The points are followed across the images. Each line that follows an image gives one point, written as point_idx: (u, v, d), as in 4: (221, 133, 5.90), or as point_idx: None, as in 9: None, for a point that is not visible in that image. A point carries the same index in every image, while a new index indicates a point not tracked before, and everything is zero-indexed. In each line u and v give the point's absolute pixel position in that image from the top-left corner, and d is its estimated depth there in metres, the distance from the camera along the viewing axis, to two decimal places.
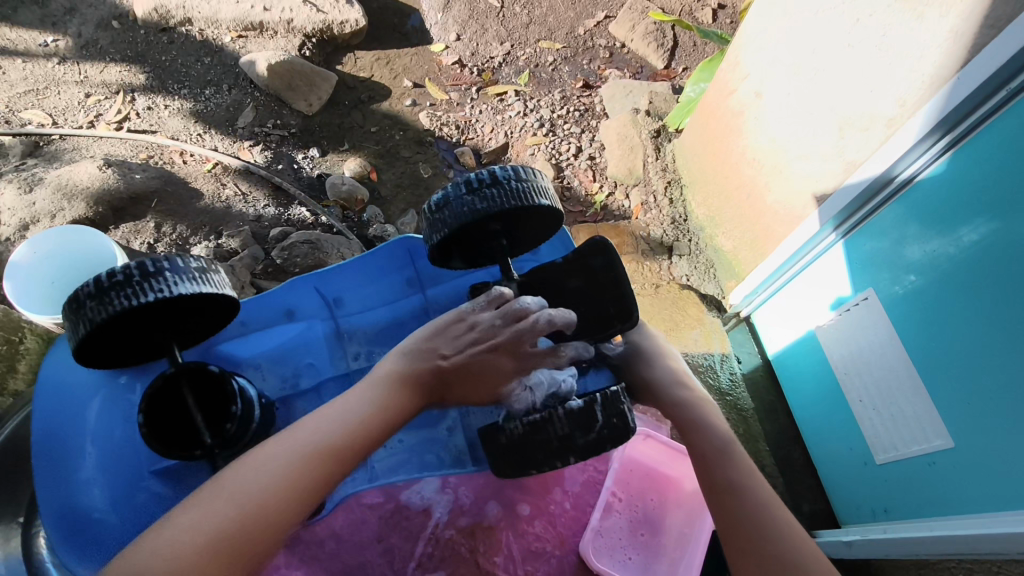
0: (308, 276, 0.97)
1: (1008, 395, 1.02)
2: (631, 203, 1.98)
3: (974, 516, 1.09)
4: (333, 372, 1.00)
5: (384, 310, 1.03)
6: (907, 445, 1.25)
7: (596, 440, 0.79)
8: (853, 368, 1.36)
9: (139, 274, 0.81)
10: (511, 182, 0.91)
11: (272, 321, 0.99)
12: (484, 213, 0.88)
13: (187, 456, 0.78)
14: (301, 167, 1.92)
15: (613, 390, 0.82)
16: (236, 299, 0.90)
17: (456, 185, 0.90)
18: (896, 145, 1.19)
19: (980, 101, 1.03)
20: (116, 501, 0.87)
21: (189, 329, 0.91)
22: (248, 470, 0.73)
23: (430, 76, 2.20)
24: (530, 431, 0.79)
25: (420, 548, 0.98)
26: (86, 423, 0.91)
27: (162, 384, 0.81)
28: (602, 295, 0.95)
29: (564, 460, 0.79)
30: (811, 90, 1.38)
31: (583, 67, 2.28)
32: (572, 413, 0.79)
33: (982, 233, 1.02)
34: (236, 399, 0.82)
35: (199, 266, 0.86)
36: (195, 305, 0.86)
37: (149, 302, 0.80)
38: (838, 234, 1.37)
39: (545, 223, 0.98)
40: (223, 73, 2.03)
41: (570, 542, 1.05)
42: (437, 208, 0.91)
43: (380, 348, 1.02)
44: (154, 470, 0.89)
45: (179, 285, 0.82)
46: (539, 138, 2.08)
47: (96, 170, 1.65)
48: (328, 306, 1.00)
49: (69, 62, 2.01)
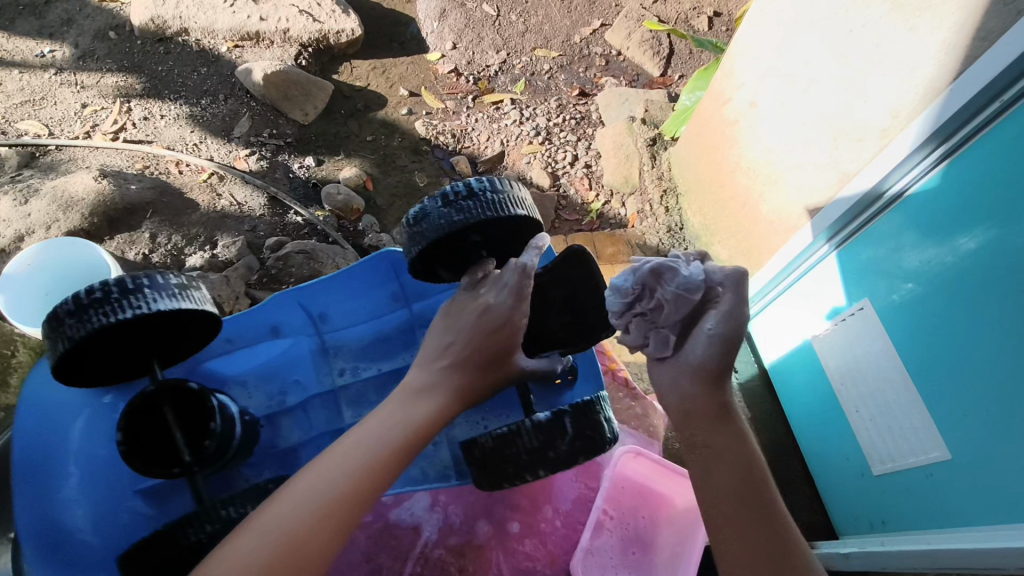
0: (290, 291, 0.95)
1: (1012, 405, 1.00)
2: (627, 211, 1.98)
3: (972, 529, 1.09)
4: (320, 388, 0.99)
5: (368, 325, 1.02)
6: (903, 457, 1.24)
7: (567, 452, 0.82)
8: (849, 377, 1.36)
9: (118, 291, 0.80)
10: (488, 194, 0.88)
11: (256, 338, 0.98)
12: (462, 225, 0.85)
13: (163, 474, 0.78)
14: (296, 176, 1.91)
15: (586, 402, 0.86)
16: (219, 315, 0.88)
17: (433, 199, 0.87)
18: (891, 156, 1.19)
19: (973, 112, 1.02)
20: (98, 519, 0.87)
21: (173, 348, 0.90)
22: (271, 525, 0.68)
23: (426, 84, 2.20)
24: (499, 444, 0.80)
25: (409, 567, 0.98)
26: (69, 442, 0.90)
27: (140, 403, 0.80)
28: (580, 303, 0.96)
29: (535, 472, 0.81)
30: (804, 102, 1.38)
31: (579, 75, 2.28)
32: (541, 425, 0.82)
33: (978, 242, 1.02)
34: (215, 416, 0.80)
35: (180, 282, 0.84)
36: (176, 323, 0.84)
37: (125, 320, 0.79)
38: (832, 245, 1.37)
39: (525, 235, 0.96)
40: (219, 83, 2.03)
41: (561, 561, 1.02)
42: (415, 222, 0.87)
43: (365, 362, 1.02)
44: (137, 489, 0.90)
45: (157, 301, 0.81)
46: (535, 146, 2.08)
47: (92, 181, 1.66)
48: (313, 321, 1.00)
49: (65, 72, 2.01)
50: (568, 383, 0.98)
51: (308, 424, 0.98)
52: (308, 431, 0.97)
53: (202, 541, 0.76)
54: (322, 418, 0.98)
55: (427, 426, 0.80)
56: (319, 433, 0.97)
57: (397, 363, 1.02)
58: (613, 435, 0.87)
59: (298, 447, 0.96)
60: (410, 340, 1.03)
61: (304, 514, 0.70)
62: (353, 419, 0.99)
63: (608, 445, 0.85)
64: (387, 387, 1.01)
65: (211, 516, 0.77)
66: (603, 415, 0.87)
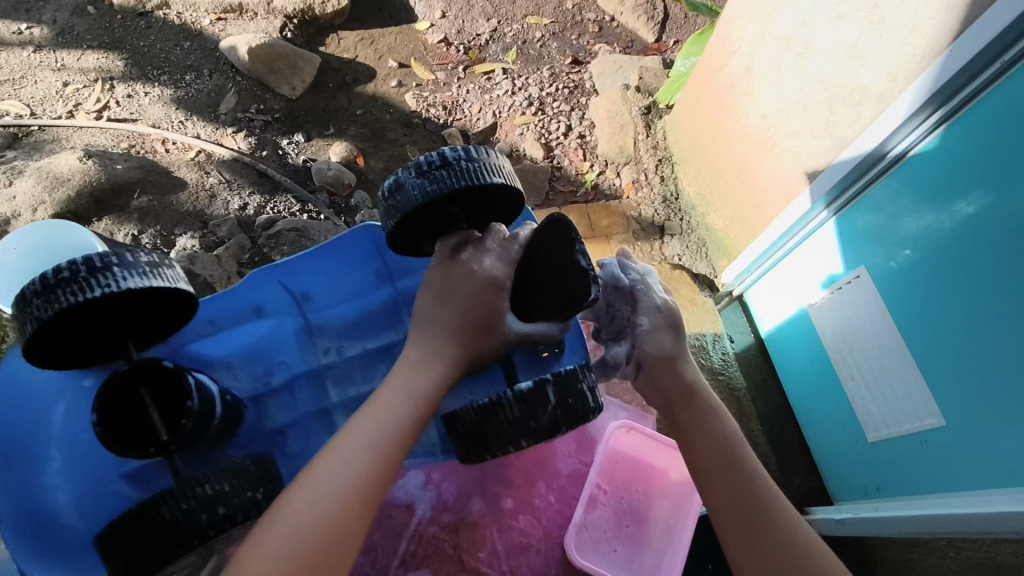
0: (269, 269, 0.90)
1: (1010, 370, 1.00)
2: (622, 181, 1.95)
3: (967, 494, 1.10)
4: (305, 367, 0.98)
5: (352, 304, 1.00)
6: (898, 424, 1.24)
7: (549, 422, 0.78)
8: (844, 346, 1.35)
9: (85, 269, 0.74)
10: (462, 162, 0.83)
11: (239, 319, 0.94)
12: (435, 196, 0.81)
13: (140, 454, 0.75)
14: (286, 152, 1.89)
15: (568, 370, 0.81)
16: (195, 293, 0.84)
17: (407, 170, 0.83)
18: (888, 120, 1.16)
19: (975, 73, 0.99)
20: (83, 504, 0.87)
21: (149, 327, 0.85)
22: (301, 512, 0.66)
23: (415, 55, 2.15)
24: (481, 415, 0.78)
25: (403, 545, 1.00)
26: (50, 427, 0.88)
27: (117, 384, 0.76)
28: (562, 268, 0.84)
29: (516, 443, 0.78)
30: (801, 67, 1.35)
31: (572, 42, 2.23)
32: (523, 396, 0.77)
33: (978, 207, 1.01)
34: (192, 394, 0.77)
35: (151, 260, 0.79)
36: (148, 302, 0.80)
37: (94, 299, 0.73)
38: (830, 211, 1.35)
39: (505, 201, 0.90)
40: (204, 58, 1.98)
41: (555, 536, 1.06)
42: (391, 194, 0.84)
43: (349, 341, 1.01)
44: (123, 473, 0.89)
45: (126, 279, 0.75)
46: (528, 117, 2.04)
47: (77, 162, 1.62)
48: (296, 301, 0.97)
49: (44, 49, 1.96)
50: (555, 358, 0.93)
51: (293, 404, 0.97)
52: (293, 412, 0.97)
53: (178, 520, 0.71)
54: (308, 397, 0.98)
55: (432, 399, 0.79)
56: (305, 412, 0.97)
57: (381, 341, 1.02)
58: (597, 402, 0.83)
59: (285, 428, 0.96)
60: (395, 318, 1.02)
61: (336, 496, 0.68)
62: (340, 398, 0.99)
63: (593, 414, 0.81)
64: (373, 365, 1.01)
65: (186, 493, 0.72)
66: (586, 383, 0.82)
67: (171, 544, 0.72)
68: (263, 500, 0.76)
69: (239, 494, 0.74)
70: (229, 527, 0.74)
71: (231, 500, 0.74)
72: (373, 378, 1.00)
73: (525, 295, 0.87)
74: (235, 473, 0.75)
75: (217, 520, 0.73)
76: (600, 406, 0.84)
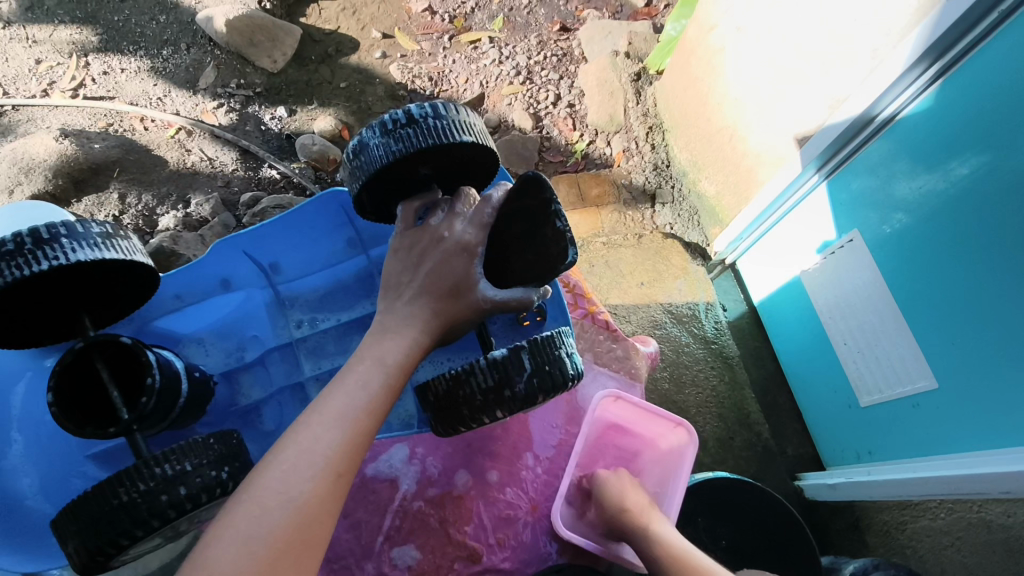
0: (234, 239, 0.89)
1: (1012, 333, 0.98)
2: (612, 150, 1.91)
3: (961, 456, 1.09)
4: (277, 342, 0.95)
5: (324, 274, 0.98)
6: (891, 388, 1.24)
7: (526, 390, 0.75)
8: (837, 311, 1.33)
9: (31, 241, 0.70)
10: (429, 120, 0.80)
11: (207, 293, 0.92)
12: (400, 156, 0.78)
13: (98, 434, 0.69)
14: (268, 128, 1.83)
15: (544, 336, 0.79)
16: (152, 265, 0.81)
17: (372, 129, 0.80)
18: (881, 77, 1.11)
19: (971, 25, 0.95)
20: (48, 487, 0.84)
21: (107, 302, 0.82)
22: (270, 491, 0.64)
23: (399, 25, 2.06)
24: (453, 385, 0.76)
25: (388, 521, 1.00)
26: (10, 408, 0.85)
27: (72, 359, 0.73)
28: (541, 233, 0.78)
29: (492, 414, 0.76)
30: (791, 24, 1.30)
31: (559, 8, 2.14)
32: (496, 363, 0.75)
33: (975, 169, 0.98)
34: (152, 371, 0.73)
35: (103, 232, 0.76)
36: (102, 275, 0.76)
37: (43, 272, 0.69)
38: (821, 176, 1.32)
39: (477, 160, 0.87)
40: (180, 31, 1.91)
41: (542, 507, 1.06)
42: (356, 156, 0.81)
43: (323, 314, 0.98)
44: (89, 454, 0.86)
45: (77, 251, 0.71)
46: (516, 87, 1.98)
47: (53, 142, 1.61)
48: (264, 273, 0.94)
49: (14, 26, 1.88)
50: (537, 324, 0.92)
51: (268, 380, 0.95)
52: (268, 387, 0.94)
53: (134, 501, 0.68)
54: (281, 372, 0.95)
55: (401, 367, 0.77)
56: (279, 387, 0.94)
57: (356, 312, 0.98)
58: (577, 369, 0.80)
59: (261, 404, 0.94)
60: (370, 287, 0.98)
61: (312, 472, 0.67)
62: (314, 371, 0.95)
63: (572, 383, 0.78)
64: (347, 337, 0.97)
65: (143, 473, 0.69)
66: (564, 350, 0.79)
67: (129, 527, 0.68)
68: (227, 480, 0.72)
69: (201, 473, 0.71)
70: (192, 508, 0.70)
71: (193, 479, 0.70)
72: (347, 350, 0.97)
73: (504, 261, 0.82)
74: (198, 451, 0.72)
75: (178, 501, 0.69)
76: (581, 374, 0.81)
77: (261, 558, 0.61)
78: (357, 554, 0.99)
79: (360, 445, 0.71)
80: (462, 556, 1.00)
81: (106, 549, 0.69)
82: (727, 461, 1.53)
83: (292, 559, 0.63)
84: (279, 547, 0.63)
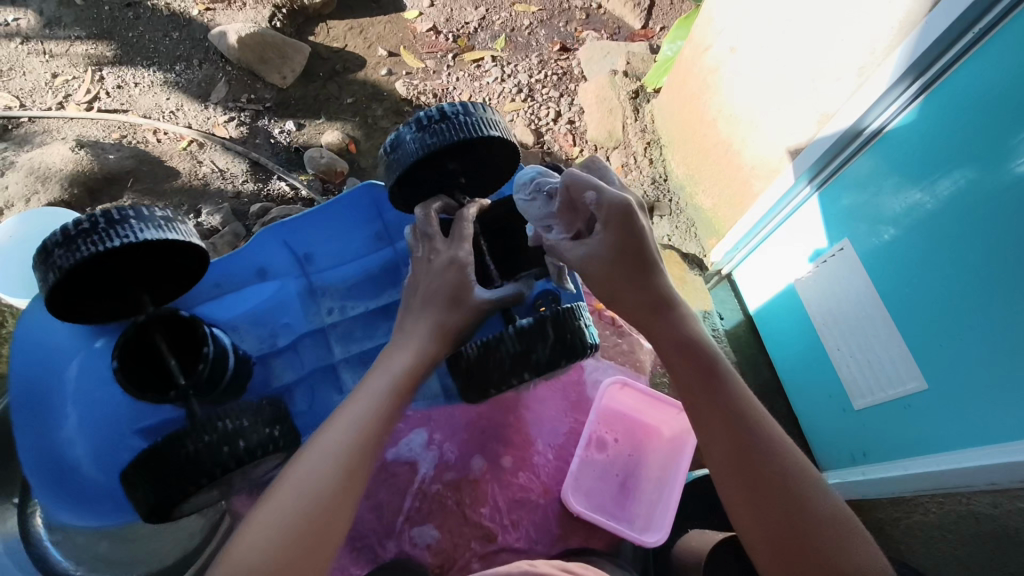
0: (273, 230, 0.92)
1: (1005, 335, 1.02)
2: (611, 165, 1.98)
3: (948, 455, 1.16)
4: (309, 327, 1.01)
5: (354, 265, 1.02)
6: (883, 390, 1.29)
7: (549, 356, 0.83)
8: (830, 319, 1.39)
9: (104, 221, 0.77)
10: (460, 116, 0.87)
11: (244, 282, 0.98)
12: (435, 148, 0.84)
13: (160, 399, 0.77)
14: (278, 141, 1.89)
15: (563, 309, 0.86)
16: (205, 248, 0.87)
17: (408, 126, 0.87)
18: (869, 92, 1.18)
19: (948, 45, 1.02)
20: (101, 459, 0.92)
21: (162, 279, 0.88)
22: (291, 492, 0.69)
23: (405, 44, 2.13)
24: (484, 352, 0.81)
25: (408, 502, 1.06)
26: (66, 383, 0.92)
27: (134, 333, 0.81)
28: None
29: (520, 376, 0.83)
30: (783, 42, 1.38)
31: (560, 29, 2.22)
32: (522, 330, 0.82)
33: (958, 184, 1.04)
34: (208, 342, 0.80)
35: (165, 215, 0.82)
36: (163, 254, 0.82)
37: (114, 249, 0.76)
38: (813, 187, 1.38)
39: (502, 155, 0.94)
40: (193, 48, 1.97)
41: (554, 490, 1.11)
42: (393, 150, 0.88)
43: (352, 301, 1.03)
44: (138, 428, 0.92)
45: (144, 231, 0.78)
46: (518, 104, 2.06)
47: (69, 152, 1.67)
48: (298, 263, 0.99)
49: (31, 41, 1.94)
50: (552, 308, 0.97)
51: (299, 363, 1.01)
52: (300, 370, 1.01)
53: (200, 451, 0.75)
54: (313, 356, 1.02)
55: (410, 379, 0.80)
56: (310, 370, 1.01)
57: (383, 300, 1.03)
58: (590, 343, 0.88)
59: (292, 386, 1.00)
60: (395, 278, 1.04)
61: (328, 471, 0.71)
62: (343, 355, 1.02)
63: (587, 351, 0.86)
64: (373, 324, 1.03)
65: (207, 427, 0.76)
66: (581, 322, 0.87)
67: (195, 474, 0.76)
68: (278, 436, 0.80)
69: (257, 430, 0.79)
70: (250, 460, 0.78)
71: (250, 434, 0.78)
72: (373, 336, 1.03)
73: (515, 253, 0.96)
74: (255, 411, 0.81)
75: (239, 452, 0.77)
76: (594, 348, 0.89)
77: (283, 549, 0.66)
78: (379, 533, 1.04)
79: (372, 446, 0.75)
80: (479, 536, 1.05)
81: (176, 495, 0.77)
82: None
83: (310, 553, 0.68)
84: (301, 540, 0.68)
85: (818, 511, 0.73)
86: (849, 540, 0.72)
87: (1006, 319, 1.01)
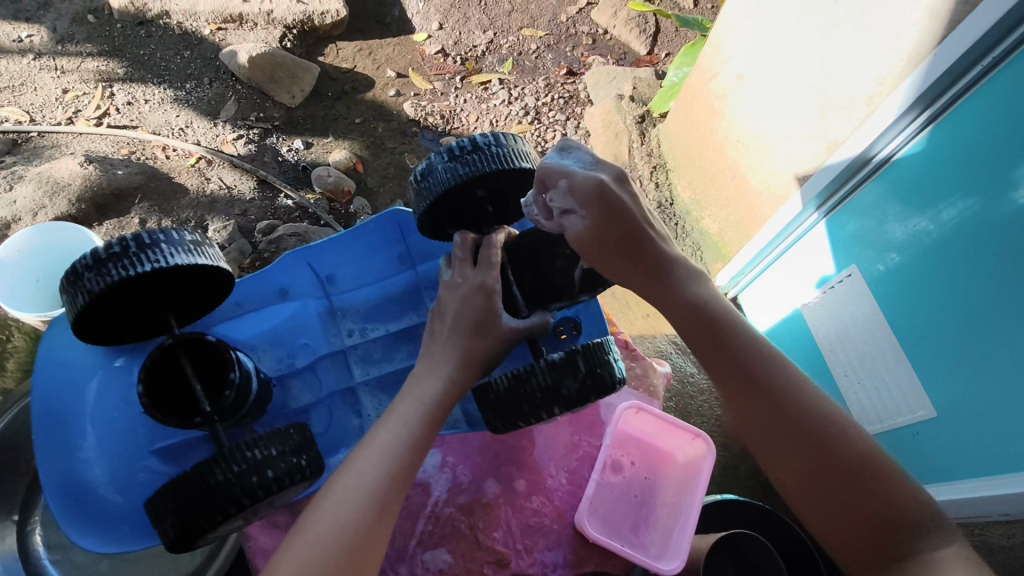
0: (300, 251, 0.96)
1: (1010, 364, 1.01)
2: None
3: (959, 483, 1.16)
4: (328, 349, 1.00)
5: (374, 288, 1.03)
6: (891, 418, 1.28)
7: (581, 390, 0.82)
8: (837, 345, 1.39)
9: (135, 245, 0.77)
10: (492, 148, 0.89)
11: (266, 301, 0.99)
12: (466, 178, 0.86)
13: (185, 423, 0.77)
14: (285, 159, 1.90)
15: (594, 343, 0.86)
16: (232, 272, 0.87)
17: (439, 155, 0.89)
18: (878, 121, 1.20)
19: (957, 76, 1.04)
20: (116, 481, 0.91)
21: (190, 303, 0.88)
22: (327, 523, 0.69)
23: (413, 65, 2.16)
24: (514, 384, 0.81)
25: (420, 526, 1.05)
26: (84, 404, 0.92)
27: (160, 355, 0.80)
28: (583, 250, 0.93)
29: (550, 410, 0.82)
30: (791, 72, 1.40)
31: (566, 54, 2.25)
32: (553, 364, 0.82)
33: (960, 210, 1.05)
34: (235, 367, 0.81)
35: (194, 239, 0.83)
36: (190, 279, 0.83)
37: (144, 273, 0.76)
38: (820, 214, 1.39)
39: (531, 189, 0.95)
40: (204, 66, 2.00)
41: (567, 514, 1.10)
42: (423, 178, 0.89)
43: (373, 324, 1.02)
44: (153, 449, 0.92)
45: (174, 256, 0.78)
46: (524, 126, 2.08)
47: (78, 167, 1.67)
48: (321, 283, 1.01)
49: (44, 57, 1.96)
50: (573, 337, 0.99)
51: (317, 385, 0.99)
52: (318, 392, 0.99)
53: (228, 480, 0.75)
54: (331, 377, 1.00)
55: (439, 406, 0.81)
56: (328, 392, 0.99)
57: (403, 324, 1.02)
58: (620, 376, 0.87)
59: (309, 408, 0.98)
60: (416, 302, 1.03)
61: (360, 497, 0.72)
62: (363, 377, 1.01)
63: (618, 385, 0.86)
64: (394, 347, 1.02)
65: (236, 456, 0.76)
66: (611, 358, 0.87)
67: (223, 504, 0.75)
68: (305, 465, 0.79)
69: (285, 458, 0.78)
70: (276, 491, 0.77)
71: (277, 463, 0.77)
72: (393, 359, 1.02)
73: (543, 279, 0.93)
74: (281, 439, 0.79)
75: (266, 482, 0.76)
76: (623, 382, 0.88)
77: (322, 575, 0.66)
78: (391, 557, 1.03)
79: (404, 469, 0.76)
80: (491, 561, 1.04)
81: (201, 523, 0.75)
82: (733, 489, 1.51)
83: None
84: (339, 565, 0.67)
85: (842, 450, 0.75)
86: (882, 475, 0.73)
87: (1011, 352, 1.01)
